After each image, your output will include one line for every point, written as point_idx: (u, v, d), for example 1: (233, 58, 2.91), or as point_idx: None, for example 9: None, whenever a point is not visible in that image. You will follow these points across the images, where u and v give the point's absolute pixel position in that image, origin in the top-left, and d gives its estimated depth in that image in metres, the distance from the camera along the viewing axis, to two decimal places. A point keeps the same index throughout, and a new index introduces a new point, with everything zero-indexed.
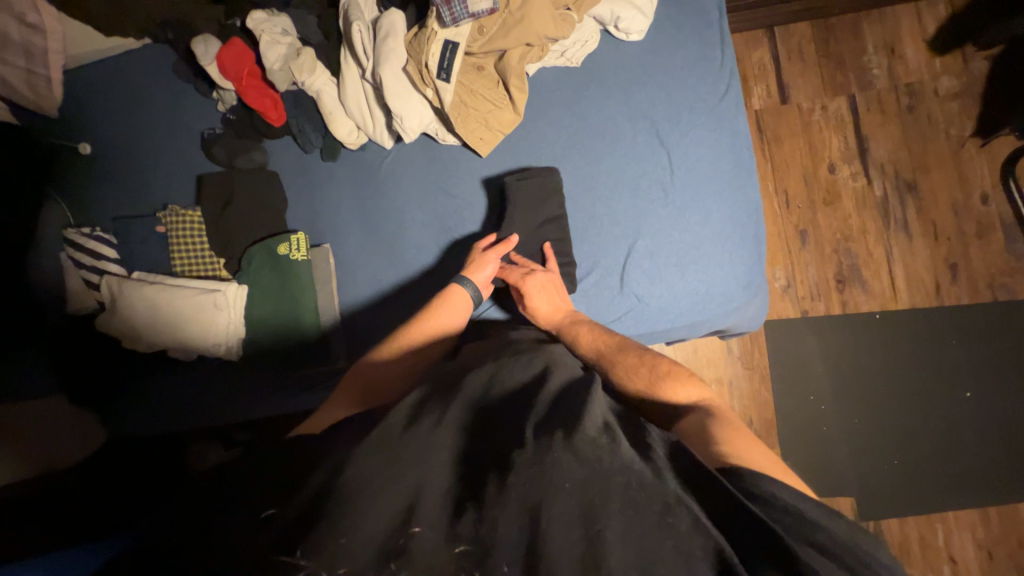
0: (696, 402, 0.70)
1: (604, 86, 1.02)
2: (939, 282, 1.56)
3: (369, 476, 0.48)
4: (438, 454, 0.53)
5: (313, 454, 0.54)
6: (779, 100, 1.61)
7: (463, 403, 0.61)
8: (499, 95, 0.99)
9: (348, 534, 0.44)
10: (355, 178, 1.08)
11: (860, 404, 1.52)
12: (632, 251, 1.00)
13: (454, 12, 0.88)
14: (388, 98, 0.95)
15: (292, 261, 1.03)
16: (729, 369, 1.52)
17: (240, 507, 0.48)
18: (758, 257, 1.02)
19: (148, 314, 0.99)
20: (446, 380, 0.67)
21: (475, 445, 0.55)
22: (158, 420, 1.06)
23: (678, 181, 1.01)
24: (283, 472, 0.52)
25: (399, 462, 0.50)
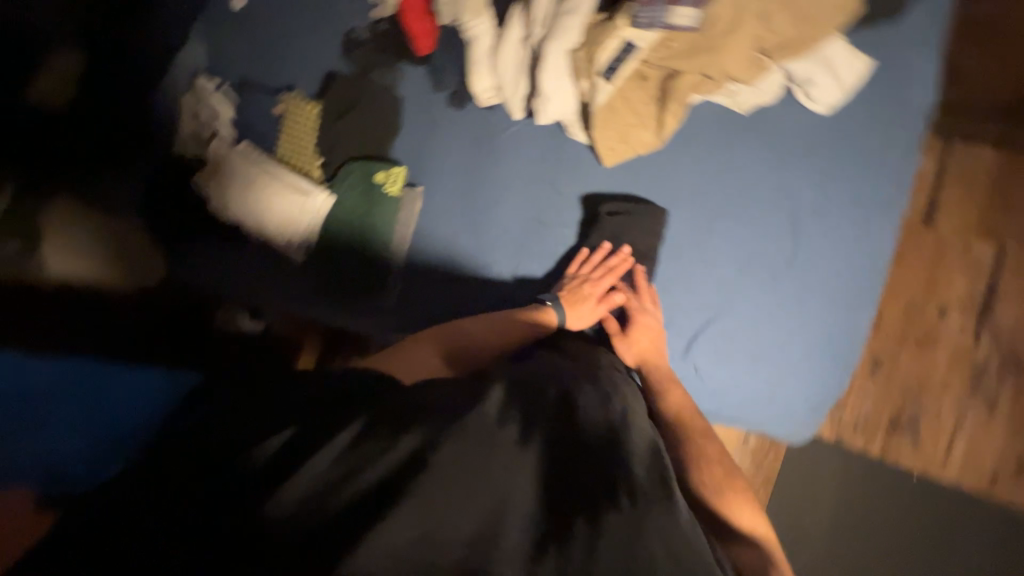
0: (761, 537, 0.70)
1: (758, 146, 0.93)
2: (1003, 490, 1.23)
3: (460, 478, 0.50)
4: (521, 476, 0.52)
5: (406, 423, 0.55)
6: (930, 207, 1.27)
7: (545, 414, 0.59)
8: (650, 113, 0.93)
9: (438, 529, 0.47)
10: (470, 135, 1.05)
11: None
12: (710, 325, 0.94)
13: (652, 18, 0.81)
14: (542, 75, 0.92)
15: (385, 192, 1.03)
16: None
17: (335, 460, 0.51)
18: (836, 387, 0.93)
19: (241, 191, 1.03)
20: (529, 382, 0.65)
21: (554, 460, 0.54)
22: (215, 284, 1.10)
23: (789, 277, 0.92)
24: (375, 434, 0.53)
25: (484, 469, 0.51)
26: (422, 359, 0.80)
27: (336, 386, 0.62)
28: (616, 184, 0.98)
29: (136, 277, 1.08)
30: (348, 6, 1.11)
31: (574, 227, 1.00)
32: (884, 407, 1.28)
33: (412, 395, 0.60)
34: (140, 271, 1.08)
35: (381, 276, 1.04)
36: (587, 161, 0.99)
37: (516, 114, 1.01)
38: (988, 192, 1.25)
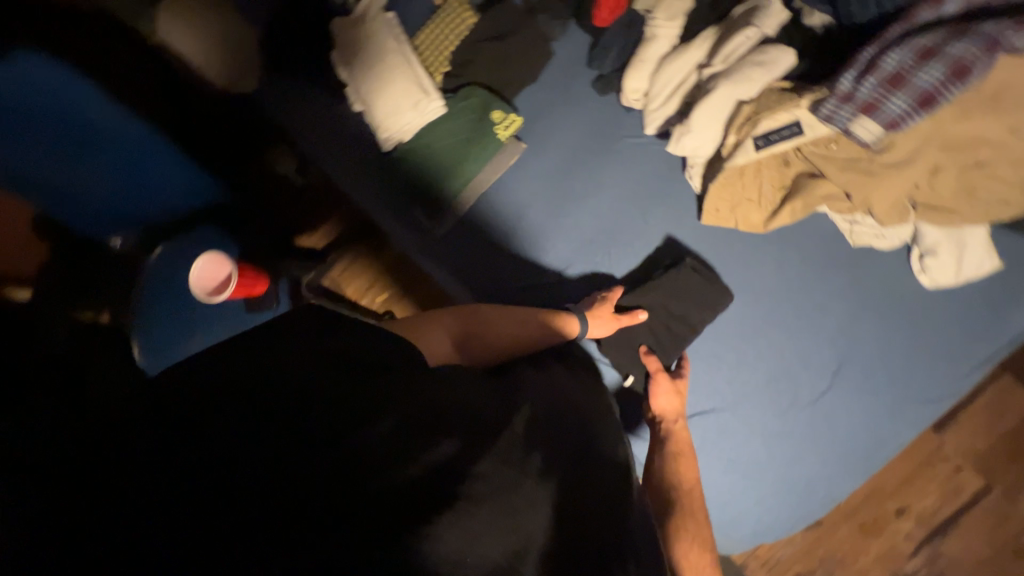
0: None
1: (847, 282, 0.92)
2: None
3: (488, 492, 0.44)
4: (541, 507, 0.46)
5: (426, 415, 0.47)
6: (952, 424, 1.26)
7: (562, 462, 0.53)
8: (770, 197, 0.90)
9: (466, 550, 0.40)
10: (598, 125, 1.04)
11: None
12: (712, 414, 0.91)
13: (835, 113, 0.73)
14: (697, 108, 0.84)
15: (492, 131, 0.99)
16: None
17: (345, 438, 0.42)
18: (788, 528, 0.91)
19: (368, 57, 0.97)
20: (548, 411, 0.60)
21: (565, 520, 0.47)
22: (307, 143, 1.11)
23: (806, 414, 0.89)
24: (392, 414, 0.45)
25: (510, 489, 0.46)
26: (433, 343, 0.74)
27: (354, 343, 0.52)
28: (698, 242, 0.97)
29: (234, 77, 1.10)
30: None
31: (638, 259, 0.99)
32: (794, 560, 1.27)
33: (437, 384, 0.53)
34: (237, 76, 1.10)
35: (443, 205, 1.01)
36: (686, 208, 0.98)
37: (648, 129, 0.99)
38: (996, 433, 1.24)
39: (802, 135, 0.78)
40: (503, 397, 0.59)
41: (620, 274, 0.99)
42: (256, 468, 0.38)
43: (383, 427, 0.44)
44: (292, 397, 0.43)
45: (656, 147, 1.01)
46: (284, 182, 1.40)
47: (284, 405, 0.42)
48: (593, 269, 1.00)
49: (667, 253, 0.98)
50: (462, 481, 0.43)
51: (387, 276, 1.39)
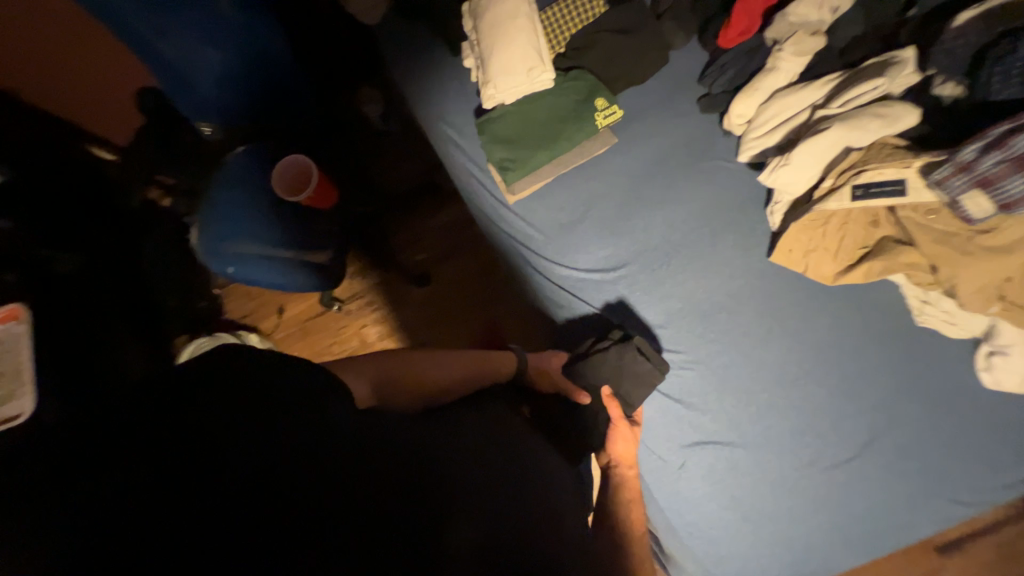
0: None
1: (904, 360, 0.88)
2: None
3: (448, 497, 0.51)
4: (487, 501, 0.56)
5: (370, 440, 0.50)
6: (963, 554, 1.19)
7: (501, 478, 0.61)
8: (848, 252, 0.88)
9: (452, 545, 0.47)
10: (691, 140, 1.04)
11: None
12: (726, 446, 0.90)
13: (948, 183, 0.73)
14: (806, 143, 0.83)
15: (590, 117, 0.99)
16: None
17: (308, 486, 0.42)
18: None
19: (501, 16, 0.94)
20: (481, 425, 0.69)
21: (511, 520, 0.57)
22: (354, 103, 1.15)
23: (825, 475, 0.86)
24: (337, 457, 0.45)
25: (461, 497, 0.53)
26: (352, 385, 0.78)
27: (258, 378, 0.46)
28: (760, 278, 0.96)
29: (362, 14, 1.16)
30: None
31: (697, 279, 0.98)
32: None
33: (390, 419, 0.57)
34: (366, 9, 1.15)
35: (520, 173, 1.02)
36: (757, 242, 0.97)
37: (742, 157, 0.99)
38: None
39: (904, 195, 0.77)
40: (469, 431, 0.65)
41: (670, 288, 0.99)
42: (290, 490, 0.41)
43: (331, 473, 0.44)
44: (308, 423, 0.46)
45: (744, 176, 1.01)
46: (364, 121, 1.45)
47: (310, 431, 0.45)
48: (647, 276, 1.00)
49: (724, 280, 0.97)
50: (423, 495, 0.49)
51: (432, 238, 1.49)
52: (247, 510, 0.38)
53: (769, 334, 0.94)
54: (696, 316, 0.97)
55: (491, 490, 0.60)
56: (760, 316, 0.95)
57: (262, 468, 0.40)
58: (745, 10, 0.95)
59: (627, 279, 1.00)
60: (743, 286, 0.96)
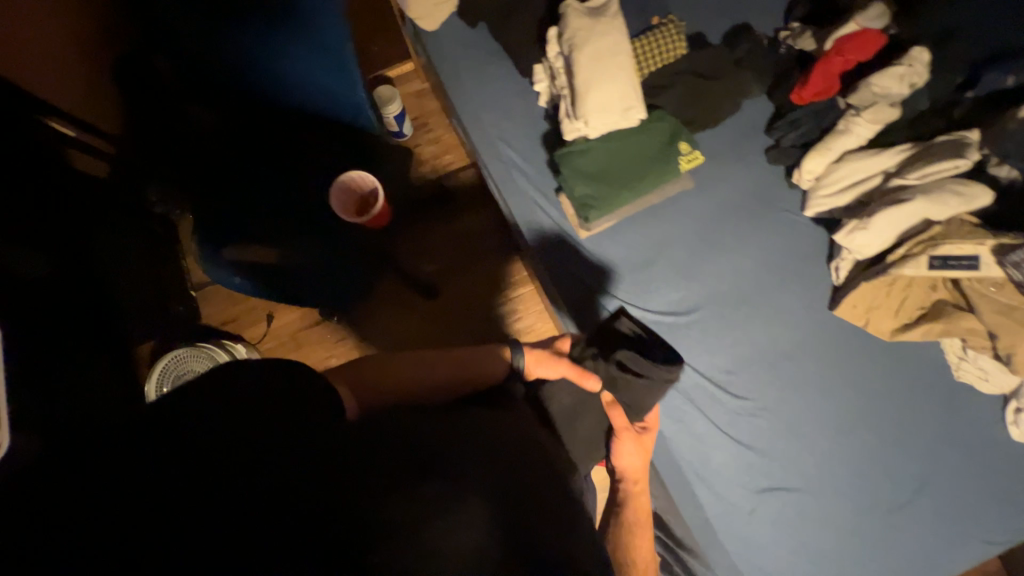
0: None
1: (947, 411, 0.97)
2: None
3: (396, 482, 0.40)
4: (470, 480, 0.43)
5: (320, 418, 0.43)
6: None
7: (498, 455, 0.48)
8: (908, 312, 0.95)
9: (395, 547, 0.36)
10: (758, 188, 1.08)
11: None
12: (793, 492, 0.94)
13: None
14: (887, 211, 0.88)
15: (674, 161, 0.99)
16: None
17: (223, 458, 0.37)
18: None
19: (600, 52, 0.91)
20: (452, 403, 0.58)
21: (497, 501, 0.43)
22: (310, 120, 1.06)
23: (879, 518, 0.93)
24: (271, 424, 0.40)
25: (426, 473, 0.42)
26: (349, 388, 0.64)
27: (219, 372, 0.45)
28: (823, 328, 1.01)
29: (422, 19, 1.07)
30: (766, 19, 1.15)
31: (763, 328, 1.02)
32: None
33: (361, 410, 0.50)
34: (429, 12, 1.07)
35: (601, 211, 0.99)
36: (818, 295, 1.02)
37: (808, 211, 1.03)
38: None
39: (977, 271, 0.84)
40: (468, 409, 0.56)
41: (738, 333, 1.01)
42: (244, 478, 0.36)
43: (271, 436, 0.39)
44: (292, 407, 0.42)
45: (809, 230, 1.05)
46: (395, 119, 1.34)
47: (286, 416, 0.41)
48: (717, 320, 1.02)
49: (788, 328, 1.02)
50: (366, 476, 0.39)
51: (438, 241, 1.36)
52: (199, 496, 0.34)
53: (829, 384, 0.99)
54: (763, 364, 1.00)
55: (506, 479, 0.47)
56: (821, 367, 1.00)
57: (228, 450, 0.37)
58: (824, 73, 0.99)
59: (698, 323, 1.01)
60: (806, 334, 1.01)
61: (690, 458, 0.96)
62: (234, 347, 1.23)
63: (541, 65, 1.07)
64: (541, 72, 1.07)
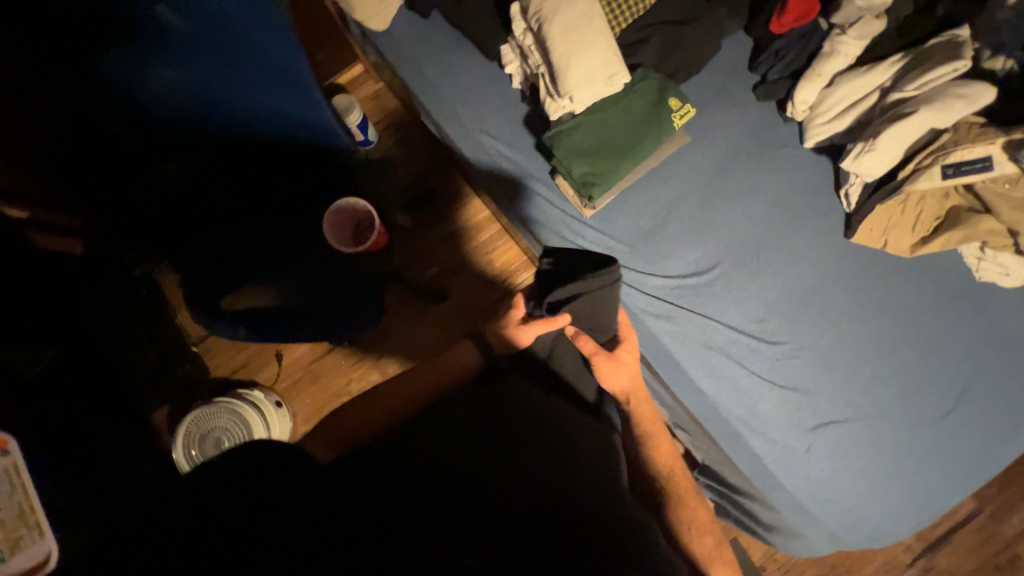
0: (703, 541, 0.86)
1: (976, 313, 0.98)
2: None
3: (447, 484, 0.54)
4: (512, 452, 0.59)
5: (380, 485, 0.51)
6: None
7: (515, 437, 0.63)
8: (926, 224, 0.94)
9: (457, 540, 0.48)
10: (754, 129, 1.05)
11: None
12: (845, 423, 0.95)
13: None
14: (893, 128, 0.86)
15: (668, 119, 0.95)
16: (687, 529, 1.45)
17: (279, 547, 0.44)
18: (903, 535, 0.96)
19: (572, 20, 0.85)
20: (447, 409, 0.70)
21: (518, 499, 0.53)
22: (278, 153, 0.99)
23: (927, 431, 0.95)
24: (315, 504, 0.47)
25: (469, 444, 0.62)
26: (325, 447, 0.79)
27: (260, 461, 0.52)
28: (843, 257, 1.00)
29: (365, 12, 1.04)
30: None
31: (785, 269, 1.01)
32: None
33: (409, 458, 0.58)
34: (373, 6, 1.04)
35: (603, 186, 0.95)
36: (834, 225, 1.01)
37: (808, 143, 1.01)
38: None
39: (991, 171, 0.83)
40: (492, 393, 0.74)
41: (763, 280, 1.00)
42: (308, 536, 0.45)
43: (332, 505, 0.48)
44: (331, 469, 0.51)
45: (813, 161, 1.03)
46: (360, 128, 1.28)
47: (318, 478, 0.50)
48: (739, 272, 1.00)
49: (810, 264, 1.01)
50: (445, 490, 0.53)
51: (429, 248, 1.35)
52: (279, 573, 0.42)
53: (859, 310, 0.99)
54: (792, 304, 0.99)
55: (541, 467, 0.58)
56: (849, 295, 1.00)
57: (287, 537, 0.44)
58: None
59: (721, 278, 1.00)
60: (827, 267, 1.01)
61: (737, 411, 0.97)
62: (252, 393, 1.22)
63: (508, 43, 1.01)
64: (508, 51, 1.01)
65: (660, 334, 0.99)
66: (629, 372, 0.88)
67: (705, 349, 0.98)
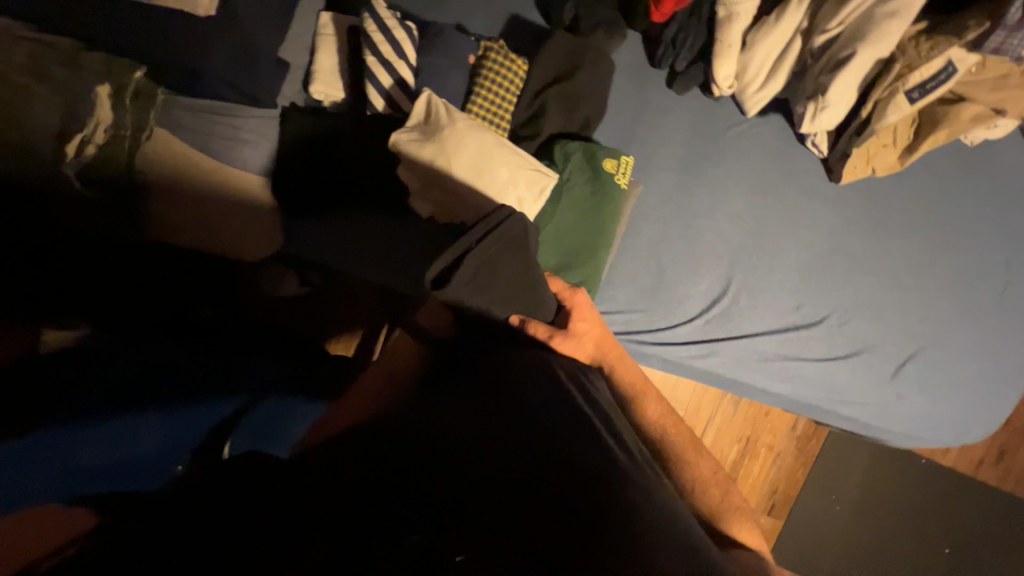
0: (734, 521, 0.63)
1: (980, 186, 0.96)
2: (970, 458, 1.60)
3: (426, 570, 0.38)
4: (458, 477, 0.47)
5: None
6: None
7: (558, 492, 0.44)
8: (904, 135, 0.87)
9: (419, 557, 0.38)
10: (694, 126, 0.95)
11: (865, 525, 1.58)
12: (918, 356, 0.96)
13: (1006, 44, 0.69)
14: (837, 82, 0.78)
15: (615, 182, 0.87)
16: (784, 442, 1.52)
17: None
18: (1006, 393, 0.98)
19: (474, 165, 0.77)
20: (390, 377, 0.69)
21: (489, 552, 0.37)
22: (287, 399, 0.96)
23: (985, 313, 0.97)
24: None
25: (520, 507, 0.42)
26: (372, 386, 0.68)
27: None
28: (841, 200, 0.95)
29: (237, 233, 0.87)
30: None
31: (794, 246, 0.96)
32: None
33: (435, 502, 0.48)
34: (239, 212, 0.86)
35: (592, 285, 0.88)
36: (815, 178, 0.95)
37: (751, 112, 0.92)
38: None
39: (957, 72, 0.75)
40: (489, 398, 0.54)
41: (779, 269, 0.96)
42: None
43: None
44: None
45: (766, 125, 0.95)
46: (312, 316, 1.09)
47: None
48: (754, 274, 0.96)
49: (817, 228, 0.96)
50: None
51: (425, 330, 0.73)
52: None
53: (883, 246, 0.96)
54: (819, 277, 0.96)
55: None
56: (868, 239, 0.96)
57: None
58: None
59: (742, 289, 0.96)
60: (832, 218, 0.96)
61: (818, 394, 0.96)
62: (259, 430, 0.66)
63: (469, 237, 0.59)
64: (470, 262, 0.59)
65: (715, 370, 0.96)
66: (590, 338, 0.73)
67: (762, 362, 0.96)
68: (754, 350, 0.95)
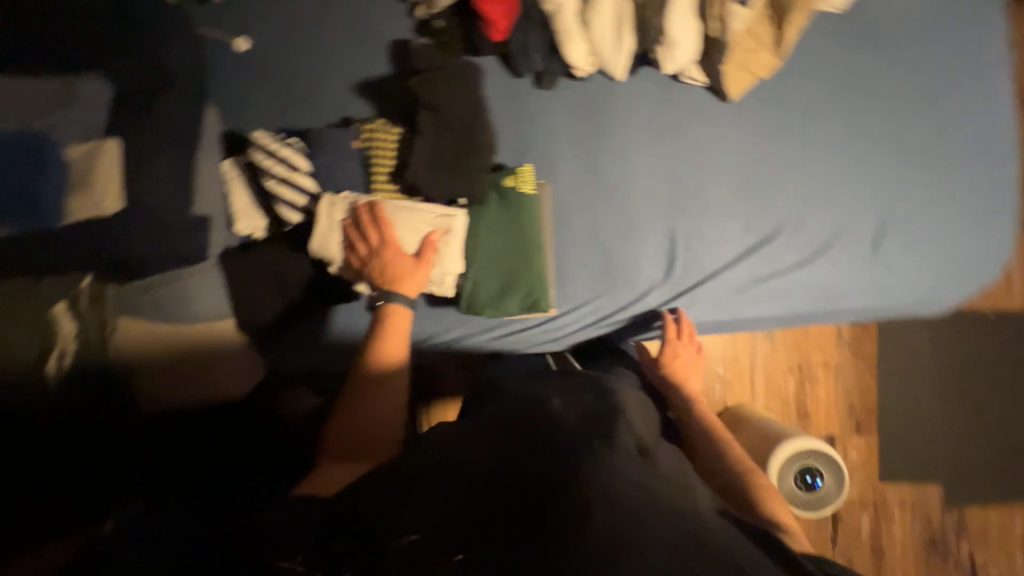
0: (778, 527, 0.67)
1: (865, 46, 0.96)
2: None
3: None
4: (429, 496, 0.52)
5: None
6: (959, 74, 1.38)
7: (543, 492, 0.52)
8: (767, 33, 0.88)
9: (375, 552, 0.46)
10: (578, 111, 0.98)
11: (963, 402, 1.46)
12: (890, 223, 0.94)
13: None
14: (671, 15, 0.85)
15: (524, 194, 0.92)
16: (838, 355, 1.43)
17: None
18: (993, 222, 0.96)
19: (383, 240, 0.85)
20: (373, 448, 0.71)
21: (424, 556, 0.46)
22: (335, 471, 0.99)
23: (932, 155, 0.95)
24: None
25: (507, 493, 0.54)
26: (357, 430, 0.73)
27: None
28: (742, 116, 0.96)
29: (229, 381, 0.93)
30: (395, 24, 1.01)
31: (720, 175, 0.96)
32: None
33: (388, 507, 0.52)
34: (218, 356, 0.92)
35: (541, 289, 0.92)
36: (708, 106, 0.97)
37: (621, 77, 0.95)
38: None
39: None
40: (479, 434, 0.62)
41: (716, 204, 0.96)
42: None
43: None
44: None
45: (641, 81, 0.98)
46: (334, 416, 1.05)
47: None
48: (696, 216, 0.96)
49: (735, 150, 0.96)
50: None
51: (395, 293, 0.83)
52: None
53: (801, 140, 0.95)
54: (757, 191, 0.95)
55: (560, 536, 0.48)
56: (787, 141, 0.95)
57: None
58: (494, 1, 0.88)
59: (688, 235, 0.96)
60: (743, 134, 0.96)
61: (813, 299, 0.94)
62: None
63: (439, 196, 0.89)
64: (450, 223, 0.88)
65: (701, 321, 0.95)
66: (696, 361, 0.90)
67: (738, 292, 0.95)
68: (726, 285, 0.95)
